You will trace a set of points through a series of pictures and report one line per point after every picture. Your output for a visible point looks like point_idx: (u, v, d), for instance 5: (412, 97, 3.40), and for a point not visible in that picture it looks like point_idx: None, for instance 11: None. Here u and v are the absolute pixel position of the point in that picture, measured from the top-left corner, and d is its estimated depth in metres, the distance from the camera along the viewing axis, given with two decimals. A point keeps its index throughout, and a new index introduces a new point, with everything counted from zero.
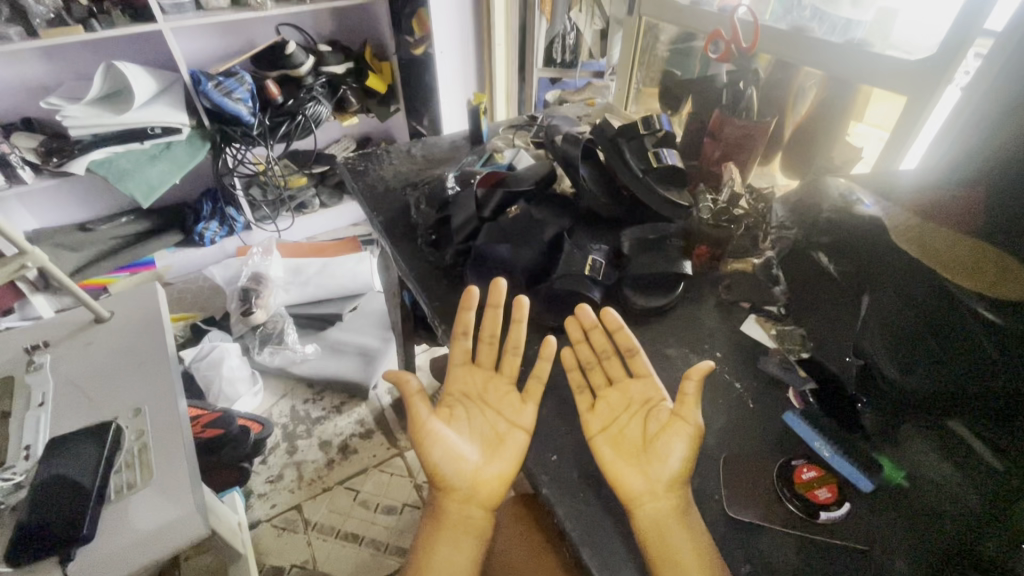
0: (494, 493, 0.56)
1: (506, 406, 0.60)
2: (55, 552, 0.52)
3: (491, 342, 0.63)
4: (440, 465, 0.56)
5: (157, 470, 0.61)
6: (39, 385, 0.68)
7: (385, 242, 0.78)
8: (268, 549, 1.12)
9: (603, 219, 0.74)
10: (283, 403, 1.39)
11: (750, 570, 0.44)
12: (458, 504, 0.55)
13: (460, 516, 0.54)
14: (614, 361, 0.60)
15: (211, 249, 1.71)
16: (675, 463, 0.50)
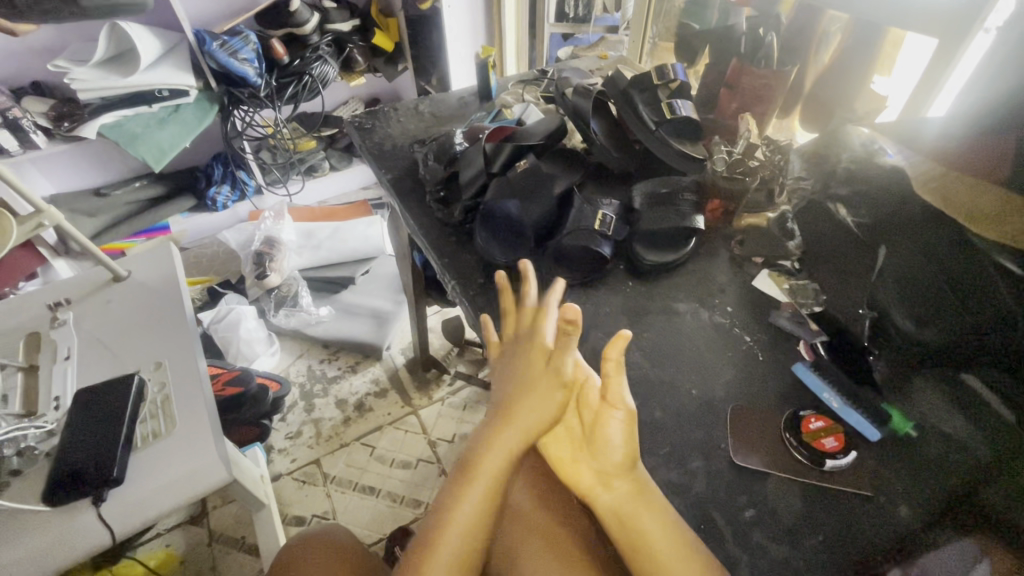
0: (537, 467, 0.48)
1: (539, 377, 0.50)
2: (89, 493, 0.56)
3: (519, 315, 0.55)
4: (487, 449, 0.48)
5: (179, 421, 0.63)
6: (64, 340, 0.70)
7: (394, 199, 0.78)
8: (290, 500, 1.17)
9: (616, 173, 0.73)
10: (300, 363, 1.42)
11: (754, 514, 0.45)
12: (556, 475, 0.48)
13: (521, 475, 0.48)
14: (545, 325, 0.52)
15: (224, 213, 1.72)
16: (619, 452, 0.45)
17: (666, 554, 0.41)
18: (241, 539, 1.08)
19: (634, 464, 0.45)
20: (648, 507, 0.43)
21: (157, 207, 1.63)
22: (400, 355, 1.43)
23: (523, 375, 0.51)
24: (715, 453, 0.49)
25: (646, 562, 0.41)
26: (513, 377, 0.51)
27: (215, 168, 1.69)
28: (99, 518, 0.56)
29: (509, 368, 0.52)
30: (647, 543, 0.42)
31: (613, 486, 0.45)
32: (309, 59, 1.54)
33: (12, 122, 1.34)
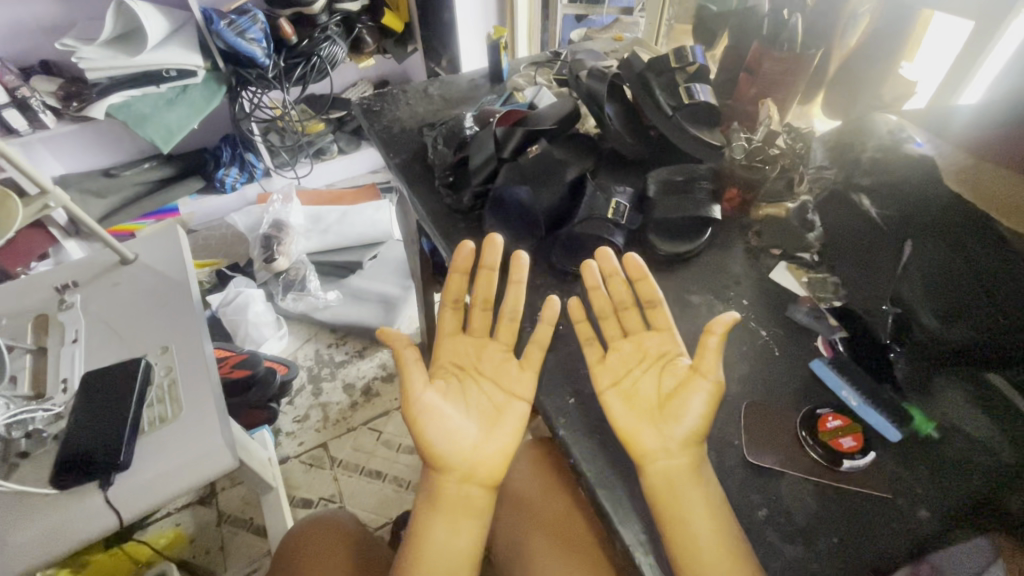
0: (495, 471, 0.54)
1: (503, 374, 0.58)
2: (97, 476, 0.56)
3: (485, 306, 0.60)
4: (433, 443, 0.53)
5: (186, 405, 0.63)
6: (72, 323, 0.70)
7: (402, 184, 0.77)
8: (297, 483, 1.18)
9: (628, 159, 0.71)
10: (308, 347, 1.43)
11: (767, 513, 0.44)
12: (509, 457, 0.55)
13: (463, 492, 0.52)
14: (449, 315, 0.62)
15: (232, 196, 1.71)
16: (693, 421, 0.47)
17: (706, 548, 0.42)
18: (250, 520, 1.10)
19: (702, 439, 0.47)
20: (694, 485, 0.44)
21: (166, 189, 1.63)
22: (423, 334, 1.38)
23: (446, 397, 0.57)
24: (727, 450, 0.48)
25: (683, 545, 0.42)
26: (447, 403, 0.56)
27: (223, 149, 1.70)
28: (107, 502, 0.56)
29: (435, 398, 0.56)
30: (688, 527, 0.43)
31: (674, 454, 0.46)
32: (318, 39, 1.52)
33: (21, 101, 1.33)
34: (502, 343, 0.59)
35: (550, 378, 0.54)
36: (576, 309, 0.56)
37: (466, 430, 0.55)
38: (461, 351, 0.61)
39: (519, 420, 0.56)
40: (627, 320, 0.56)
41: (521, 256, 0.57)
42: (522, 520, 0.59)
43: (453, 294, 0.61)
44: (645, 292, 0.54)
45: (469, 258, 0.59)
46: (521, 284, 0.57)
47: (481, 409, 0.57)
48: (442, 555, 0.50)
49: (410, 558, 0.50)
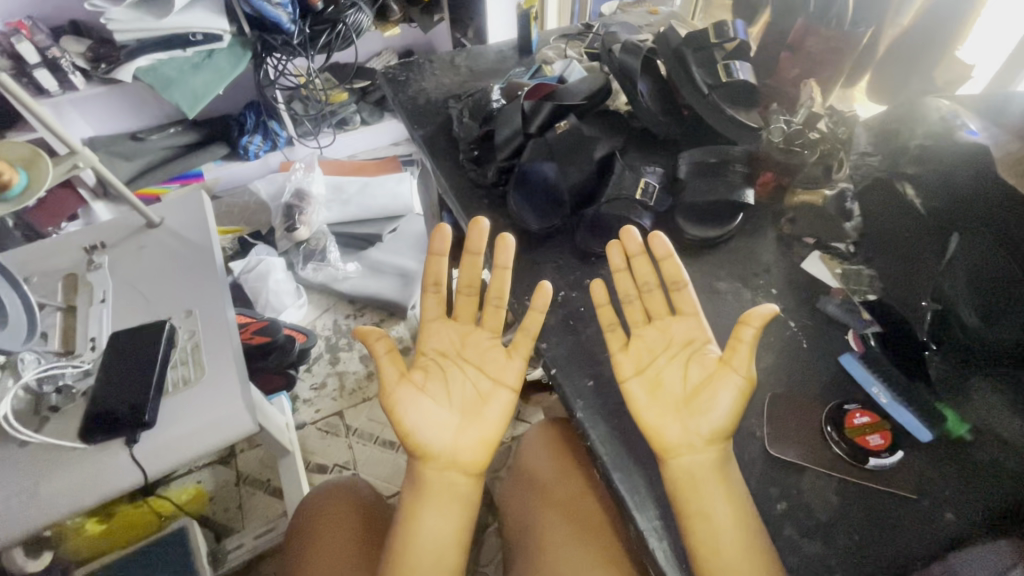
0: (478, 458, 0.56)
1: (488, 363, 0.61)
2: (123, 433, 0.58)
3: (469, 293, 0.62)
4: (416, 431, 0.56)
5: (208, 368, 0.64)
6: (100, 284, 0.71)
7: (426, 158, 0.76)
8: (313, 449, 1.21)
9: (657, 140, 0.69)
10: (326, 317, 1.45)
11: (785, 507, 0.43)
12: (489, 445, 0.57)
13: (446, 479, 0.55)
14: (432, 301, 0.62)
15: (255, 163, 1.72)
16: (720, 416, 0.45)
17: (728, 548, 0.40)
18: (267, 482, 1.13)
19: (728, 435, 0.45)
20: (716, 481, 0.43)
21: (190, 154, 1.63)
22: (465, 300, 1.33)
23: (424, 388, 0.59)
24: (748, 441, 0.47)
25: (702, 536, 0.41)
26: (425, 395, 0.58)
27: (247, 116, 1.69)
28: (133, 459, 0.58)
29: (412, 392, 0.57)
30: (709, 519, 0.41)
31: (698, 450, 0.44)
32: (345, 6, 1.47)
33: (52, 61, 1.34)
34: (487, 330, 0.62)
35: (567, 360, 0.52)
36: (600, 292, 0.53)
37: (446, 420, 0.57)
38: (444, 338, 0.62)
39: (501, 407, 0.59)
40: (651, 304, 0.53)
41: (506, 238, 0.57)
42: (534, 503, 0.59)
43: (431, 279, 0.61)
44: (668, 273, 0.52)
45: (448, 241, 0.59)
46: (506, 270, 0.57)
47: (463, 397, 0.59)
48: (429, 542, 0.52)
49: (398, 542, 0.52)
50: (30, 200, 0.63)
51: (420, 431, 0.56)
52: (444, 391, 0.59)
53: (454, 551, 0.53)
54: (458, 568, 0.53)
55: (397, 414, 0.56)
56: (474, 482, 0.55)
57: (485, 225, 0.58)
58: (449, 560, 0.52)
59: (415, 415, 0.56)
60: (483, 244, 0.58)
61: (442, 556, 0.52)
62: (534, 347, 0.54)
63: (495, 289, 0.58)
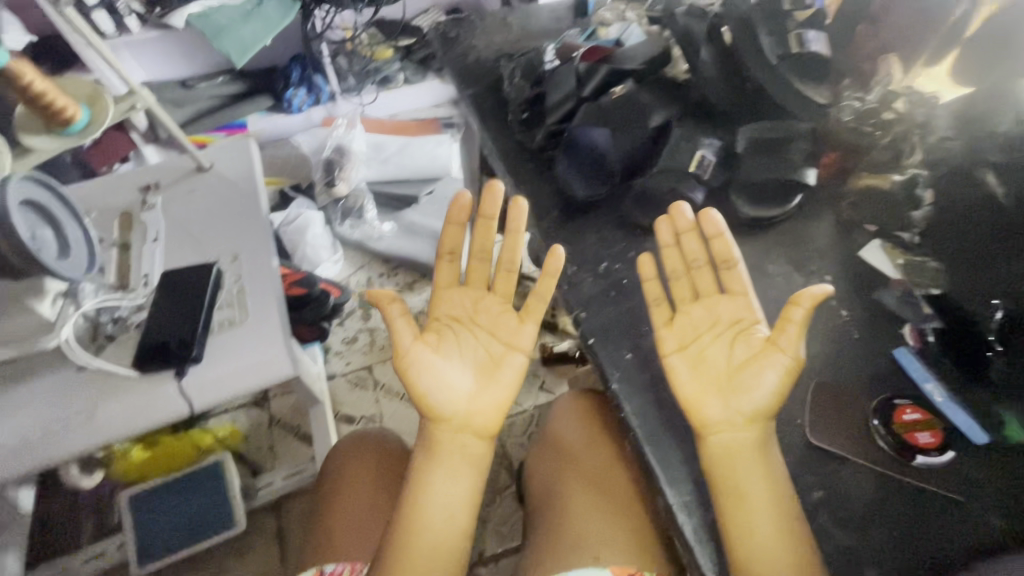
0: (490, 421, 0.57)
1: (502, 328, 0.61)
2: (173, 366, 0.61)
3: (484, 259, 0.62)
4: (428, 394, 0.57)
5: (252, 311, 0.66)
6: (154, 224, 0.73)
7: (474, 119, 0.74)
8: (342, 399, 1.25)
9: (717, 112, 0.65)
10: (360, 275, 1.50)
11: (821, 496, 0.43)
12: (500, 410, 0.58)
13: (457, 442, 0.56)
14: (445, 268, 0.63)
15: (298, 118, 1.70)
16: (764, 396, 0.45)
17: (763, 528, 0.40)
18: (296, 427, 1.18)
19: (771, 416, 0.44)
20: (752, 461, 0.43)
21: (234, 105, 1.64)
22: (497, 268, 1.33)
23: (436, 351, 0.59)
24: (788, 427, 0.46)
25: (739, 514, 0.41)
26: (439, 359, 0.59)
27: (293, 68, 1.68)
28: (180, 391, 0.61)
29: (425, 357, 0.58)
30: (745, 498, 0.42)
31: (738, 428, 0.44)
32: None
33: None
34: (497, 297, 0.63)
35: (608, 330, 0.52)
36: (647, 266, 0.52)
37: (456, 385, 0.58)
38: (455, 304, 0.63)
39: (515, 370, 0.60)
40: (699, 282, 0.52)
41: (520, 202, 0.58)
42: (559, 471, 0.60)
43: (447, 247, 0.62)
44: (719, 252, 0.51)
45: (466, 209, 0.60)
46: (518, 235, 0.59)
47: (476, 362, 0.60)
48: (442, 500, 0.53)
49: (408, 500, 0.54)
50: (92, 135, 0.65)
51: (430, 396, 0.57)
52: (458, 355, 0.60)
53: (467, 512, 0.54)
54: (470, 528, 0.54)
55: (411, 376, 0.58)
56: (486, 445, 0.57)
57: (499, 189, 0.59)
58: (461, 520, 0.53)
59: (426, 380, 0.58)
60: (497, 208, 0.59)
61: (456, 516, 0.53)
62: (573, 315, 0.54)
63: (508, 253, 0.60)
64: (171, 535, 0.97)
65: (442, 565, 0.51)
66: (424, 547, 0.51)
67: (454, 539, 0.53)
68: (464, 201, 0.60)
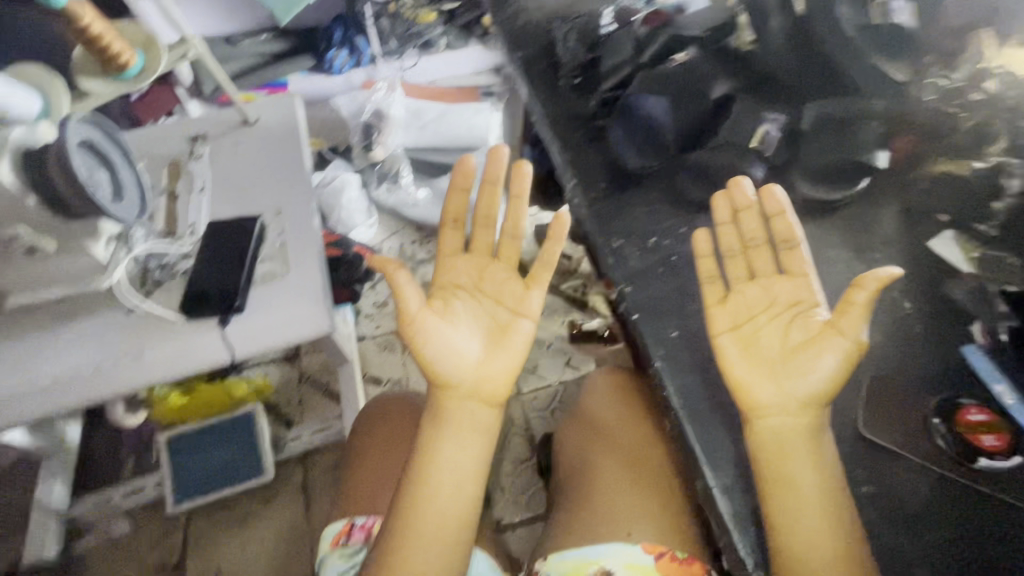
0: (499, 389, 0.57)
1: (507, 295, 0.60)
2: (217, 313, 0.63)
3: (487, 223, 0.62)
4: (435, 362, 0.56)
5: (294, 265, 0.67)
6: (200, 174, 0.74)
7: (521, 83, 0.71)
8: (370, 361, 1.27)
9: (783, 84, 0.60)
10: (392, 239, 1.57)
11: (869, 491, 0.41)
12: (506, 379, 0.57)
13: (464, 410, 0.56)
14: (448, 234, 0.62)
15: (338, 80, 1.67)
16: (820, 381, 0.44)
17: (807, 512, 0.41)
18: (325, 385, 1.19)
19: (827, 401, 0.44)
20: (800, 448, 0.42)
21: (277, 63, 1.63)
22: (530, 241, 1.31)
23: (441, 317, 0.58)
24: (839, 419, 0.44)
25: (785, 498, 0.41)
26: (446, 327, 0.57)
27: (335, 28, 1.64)
28: (222, 339, 0.62)
29: (433, 325, 0.57)
30: (793, 484, 0.41)
31: (791, 414, 0.44)
32: None
33: None
34: (503, 263, 0.62)
35: (655, 306, 0.50)
36: (703, 241, 0.51)
37: (462, 353, 0.57)
38: (461, 270, 0.62)
39: (524, 338, 0.59)
40: (757, 261, 0.51)
41: (523, 165, 0.59)
42: (589, 442, 0.60)
43: (452, 214, 0.62)
44: (781, 231, 0.50)
45: (470, 173, 0.60)
46: (520, 199, 0.60)
47: (484, 329, 0.59)
48: (449, 468, 0.54)
49: (416, 466, 0.54)
50: (145, 81, 0.66)
51: (435, 365, 0.56)
52: (467, 322, 0.59)
53: (475, 479, 0.55)
54: (480, 494, 0.55)
55: (417, 344, 0.56)
56: (495, 412, 0.57)
57: (504, 151, 0.60)
58: (469, 487, 0.54)
59: (433, 348, 0.56)
60: (502, 170, 0.60)
61: (464, 483, 0.54)
62: (617, 290, 0.52)
63: (511, 220, 0.61)
64: (201, 479, 1.03)
65: (447, 531, 0.52)
66: (432, 513, 0.52)
67: (464, 505, 0.53)
68: (467, 166, 0.60)
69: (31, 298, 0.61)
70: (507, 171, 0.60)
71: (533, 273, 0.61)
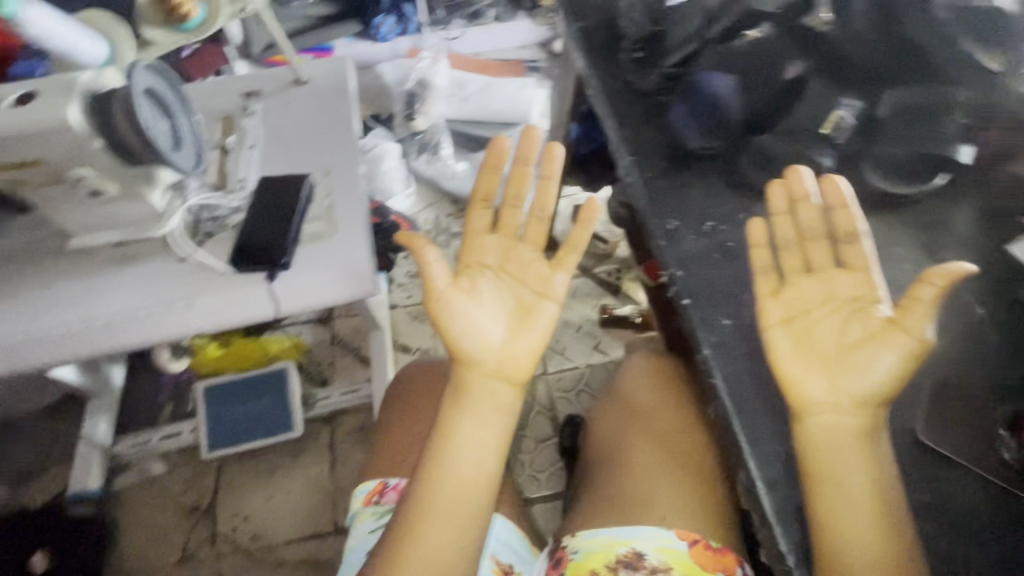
0: (521, 369, 0.55)
1: (533, 275, 0.58)
2: (264, 268, 0.63)
3: (516, 204, 0.61)
4: (459, 339, 0.55)
5: (341, 226, 0.67)
6: (252, 130, 0.75)
7: (579, 53, 0.68)
8: (400, 330, 1.29)
9: (861, 68, 0.56)
10: (428, 212, 1.52)
11: (925, 498, 0.40)
12: (528, 360, 0.56)
13: (486, 389, 0.55)
14: (477, 212, 0.61)
15: (384, 46, 1.64)
16: (879, 380, 0.41)
17: (856, 516, 0.39)
18: (355, 348, 1.22)
19: (883, 402, 0.41)
20: (850, 448, 0.41)
21: (325, 27, 1.59)
22: (566, 222, 1.29)
23: (465, 294, 0.56)
24: (897, 422, 0.42)
25: (834, 501, 0.39)
26: (469, 304, 0.56)
27: None
28: (269, 293, 0.63)
29: (457, 303, 0.56)
30: (843, 487, 0.40)
31: (843, 412, 0.42)
32: None
33: None
34: (530, 244, 0.60)
35: (707, 291, 0.48)
36: (757, 230, 0.48)
37: (485, 332, 0.55)
38: (488, 249, 0.60)
39: (548, 318, 0.57)
40: (812, 253, 0.47)
41: (555, 148, 0.60)
42: (626, 424, 0.59)
43: (481, 193, 0.61)
44: (841, 223, 0.46)
45: (504, 153, 0.60)
46: (550, 181, 0.61)
47: (508, 309, 0.57)
48: (468, 447, 0.53)
49: (436, 441, 0.54)
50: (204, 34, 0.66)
51: (457, 343, 0.55)
52: (492, 300, 0.57)
53: (495, 456, 0.54)
54: (500, 471, 0.54)
55: (441, 319, 0.56)
56: (516, 392, 0.55)
57: (539, 131, 0.60)
58: (489, 464, 0.53)
59: (456, 326, 0.55)
60: (535, 152, 0.61)
61: (483, 461, 0.53)
62: (668, 273, 0.50)
63: (540, 200, 0.60)
64: (235, 430, 1.07)
65: (463, 508, 0.52)
66: (449, 488, 0.52)
67: (484, 482, 0.53)
68: (502, 146, 0.60)
69: (91, 241, 0.64)
70: (540, 153, 0.61)
71: (560, 257, 0.59)
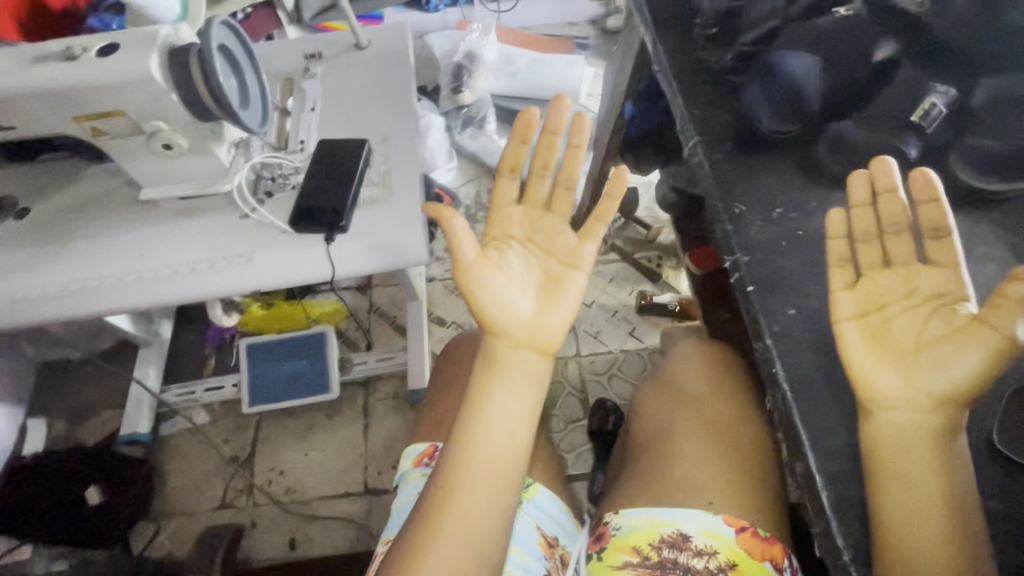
0: (552, 340, 0.55)
1: (559, 246, 0.58)
2: (323, 230, 0.64)
3: (543, 175, 0.60)
4: (489, 309, 0.54)
5: (398, 193, 0.68)
6: (312, 92, 0.76)
7: (646, 27, 0.65)
8: (437, 302, 1.30)
9: (953, 57, 0.53)
10: (470, 187, 1.47)
11: (994, 504, 0.39)
12: (557, 331, 0.55)
13: (517, 360, 0.54)
14: (504, 184, 0.60)
15: (433, 18, 1.63)
16: (959, 379, 0.40)
17: (925, 517, 0.38)
18: (392, 317, 1.24)
19: (962, 402, 0.40)
20: (920, 447, 0.40)
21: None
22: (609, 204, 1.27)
23: (492, 264, 0.56)
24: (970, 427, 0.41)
25: (903, 500, 0.38)
26: (499, 274, 0.55)
27: None
28: (326, 254, 0.64)
29: (487, 273, 0.55)
30: (913, 487, 0.39)
31: (917, 410, 0.40)
32: None
33: None
34: (557, 215, 0.59)
35: (775, 281, 0.47)
36: (836, 222, 0.46)
37: (513, 302, 0.55)
38: (514, 221, 0.59)
39: (578, 289, 0.57)
40: (893, 247, 0.45)
41: (585, 116, 0.58)
42: (673, 406, 0.59)
43: (509, 164, 0.60)
44: (928, 217, 0.44)
45: (532, 124, 0.59)
46: (580, 150, 0.59)
47: (536, 281, 0.57)
48: (498, 419, 0.52)
49: (466, 413, 0.53)
50: None
51: (485, 313, 0.54)
52: (520, 271, 0.57)
53: (527, 428, 0.53)
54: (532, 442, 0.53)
55: (471, 289, 0.55)
56: (547, 361, 0.55)
57: (568, 102, 0.58)
58: (522, 435, 0.52)
59: (486, 295, 0.54)
60: (563, 121, 0.59)
61: (516, 432, 0.52)
62: (732, 259, 0.49)
63: (567, 169, 0.59)
64: (275, 388, 1.10)
65: (495, 479, 0.50)
66: (484, 458, 0.51)
67: (519, 453, 0.52)
68: (529, 117, 0.59)
69: (159, 193, 0.67)
70: (570, 123, 0.59)
71: (588, 227, 0.58)
